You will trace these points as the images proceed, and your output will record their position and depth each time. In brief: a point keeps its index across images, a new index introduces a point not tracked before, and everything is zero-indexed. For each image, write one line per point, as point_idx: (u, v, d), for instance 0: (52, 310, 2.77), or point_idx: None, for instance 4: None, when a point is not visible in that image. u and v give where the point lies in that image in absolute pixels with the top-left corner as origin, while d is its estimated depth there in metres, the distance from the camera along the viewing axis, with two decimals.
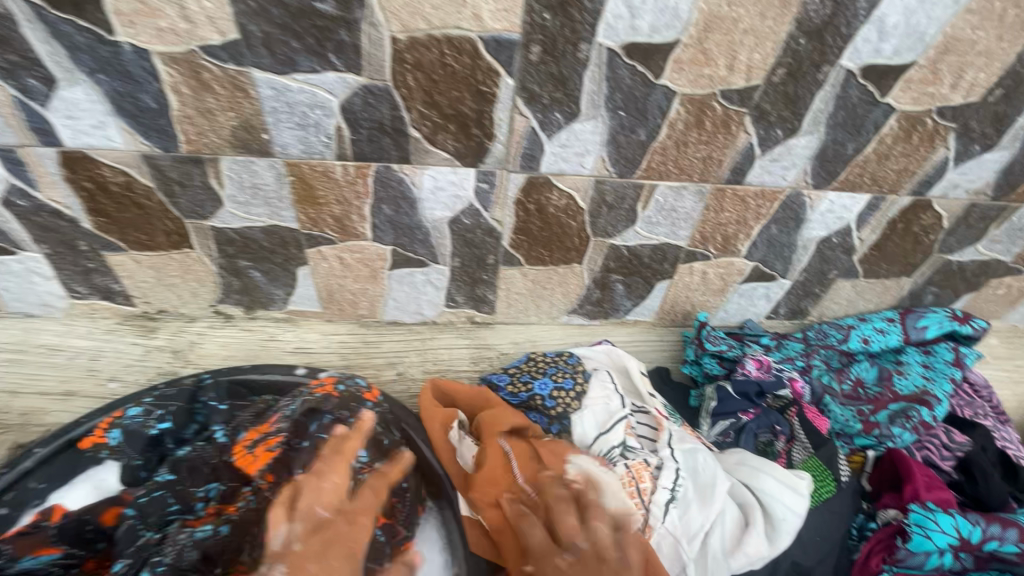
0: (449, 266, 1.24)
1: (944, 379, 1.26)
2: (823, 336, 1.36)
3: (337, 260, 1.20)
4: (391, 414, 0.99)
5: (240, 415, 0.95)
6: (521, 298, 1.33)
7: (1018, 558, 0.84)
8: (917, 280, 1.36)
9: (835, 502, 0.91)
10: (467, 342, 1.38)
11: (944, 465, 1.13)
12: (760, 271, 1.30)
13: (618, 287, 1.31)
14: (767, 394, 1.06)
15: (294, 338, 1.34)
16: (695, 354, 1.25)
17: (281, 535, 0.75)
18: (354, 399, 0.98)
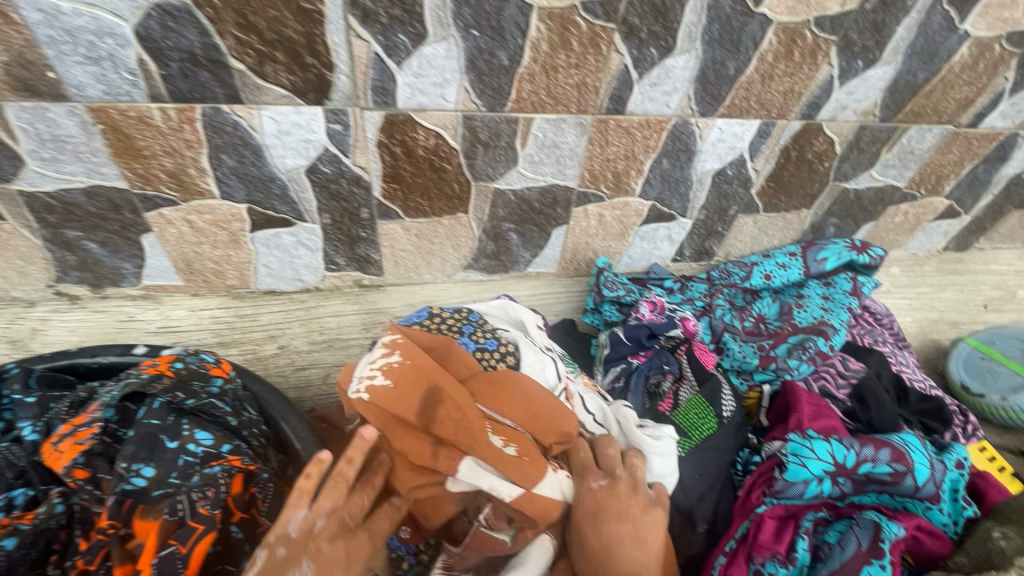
0: (319, 224, 1.11)
1: (842, 309, 1.23)
2: (727, 275, 1.32)
3: (185, 223, 1.06)
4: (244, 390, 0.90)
5: (52, 408, 0.80)
6: (409, 255, 1.22)
7: (894, 481, 0.79)
8: (817, 212, 1.33)
9: (716, 438, 0.87)
10: (357, 308, 1.27)
11: (839, 394, 1.12)
12: (658, 211, 1.24)
13: (512, 236, 1.23)
14: (659, 336, 1.02)
15: (156, 317, 1.19)
16: (594, 302, 1.20)
17: (295, 521, 0.65)
18: (199, 376, 0.84)
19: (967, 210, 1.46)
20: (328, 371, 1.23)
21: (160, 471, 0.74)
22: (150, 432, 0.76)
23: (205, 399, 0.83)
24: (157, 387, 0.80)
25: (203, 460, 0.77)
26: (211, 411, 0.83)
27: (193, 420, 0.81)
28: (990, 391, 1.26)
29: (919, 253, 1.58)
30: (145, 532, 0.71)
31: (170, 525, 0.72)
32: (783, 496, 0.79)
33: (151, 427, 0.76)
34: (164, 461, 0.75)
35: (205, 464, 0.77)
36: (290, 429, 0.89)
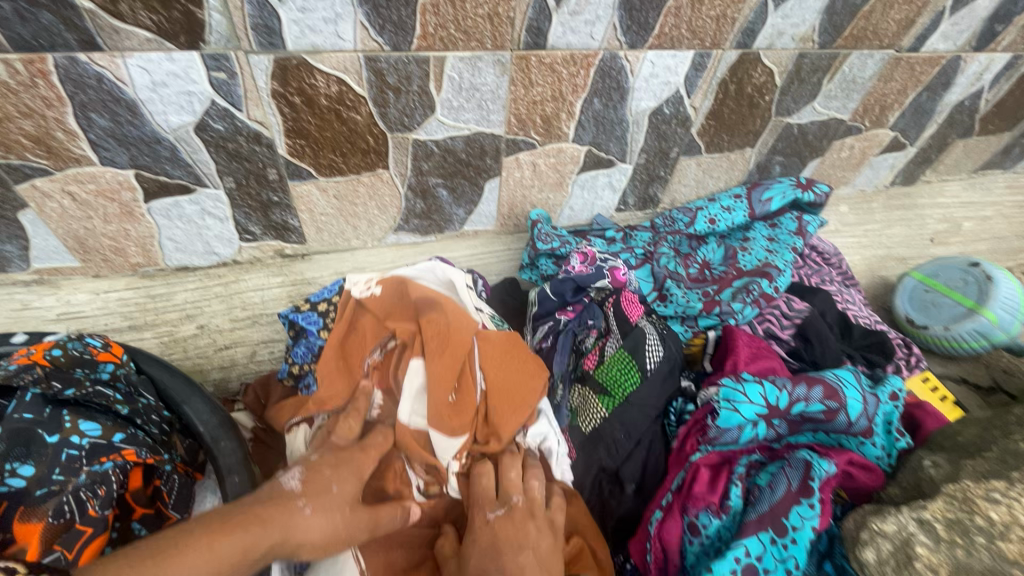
0: (223, 189, 1.01)
1: (787, 250, 1.20)
2: (671, 222, 1.28)
3: (67, 196, 0.94)
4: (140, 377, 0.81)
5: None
6: (331, 219, 1.13)
7: (827, 418, 0.76)
8: (761, 151, 1.28)
9: (640, 393, 0.80)
10: (282, 280, 1.18)
11: (783, 335, 1.10)
12: (595, 157, 1.17)
13: (442, 192, 1.14)
14: (587, 288, 0.94)
15: (55, 304, 1.08)
16: (531, 256, 1.14)
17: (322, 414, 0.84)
18: (82, 363, 0.76)
19: (913, 141, 1.43)
20: (254, 349, 1.14)
21: (41, 469, 0.68)
22: (23, 427, 0.69)
23: (88, 387, 0.75)
24: (27, 376, 0.71)
25: (91, 452, 0.70)
26: (98, 400, 0.75)
27: (75, 411, 0.73)
28: (934, 323, 1.26)
29: (867, 190, 1.56)
30: (28, 537, 0.64)
31: (56, 529, 0.65)
32: (718, 443, 0.76)
33: (23, 422, 0.69)
34: (45, 456, 0.68)
35: (94, 458, 0.70)
36: (193, 412, 0.82)
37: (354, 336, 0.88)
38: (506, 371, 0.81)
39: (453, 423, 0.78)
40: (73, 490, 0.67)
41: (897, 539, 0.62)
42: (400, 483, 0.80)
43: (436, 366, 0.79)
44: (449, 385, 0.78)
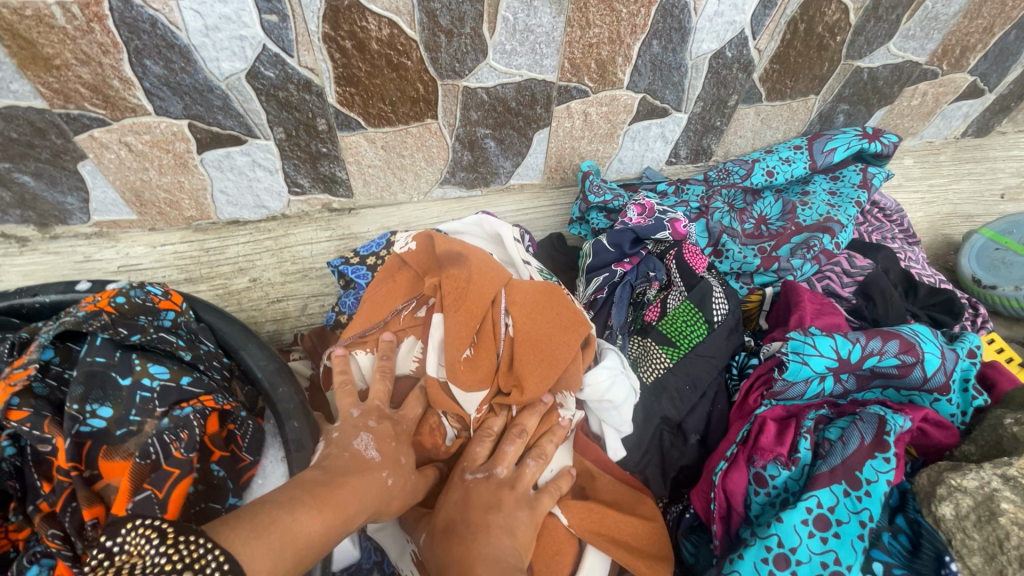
0: (273, 140, 1.00)
1: (850, 204, 1.14)
2: (726, 174, 1.22)
3: (123, 146, 0.95)
4: (197, 323, 0.82)
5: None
6: (378, 172, 1.12)
7: (900, 373, 0.74)
8: (825, 98, 1.21)
9: (705, 346, 0.80)
10: (329, 234, 1.19)
11: (844, 292, 1.07)
12: (649, 105, 1.12)
13: (490, 143, 1.11)
14: (645, 240, 0.93)
15: (115, 256, 1.11)
16: (581, 211, 1.11)
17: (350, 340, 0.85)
18: (146, 311, 0.77)
19: (991, 87, 1.33)
20: (305, 303, 1.16)
21: (119, 410, 0.69)
22: (97, 370, 0.69)
23: (154, 333, 0.75)
24: (97, 322, 0.71)
25: (163, 396, 0.71)
26: (163, 345, 0.75)
27: (144, 356, 0.73)
28: (1004, 283, 1.19)
29: (935, 141, 1.46)
30: (116, 473, 0.66)
31: (143, 471, 0.66)
32: (783, 397, 0.75)
33: (97, 365, 0.69)
34: (122, 399, 0.69)
35: (166, 401, 0.71)
36: (249, 358, 0.82)
37: (388, 286, 0.88)
38: (534, 332, 0.76)
39: (467, 379, 0.76)
40: (155, 434, 0.68)
41: (979, 494, 0.60)
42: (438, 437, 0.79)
43: (451, 321, 0.77)
44: (464, 339, 0.76)
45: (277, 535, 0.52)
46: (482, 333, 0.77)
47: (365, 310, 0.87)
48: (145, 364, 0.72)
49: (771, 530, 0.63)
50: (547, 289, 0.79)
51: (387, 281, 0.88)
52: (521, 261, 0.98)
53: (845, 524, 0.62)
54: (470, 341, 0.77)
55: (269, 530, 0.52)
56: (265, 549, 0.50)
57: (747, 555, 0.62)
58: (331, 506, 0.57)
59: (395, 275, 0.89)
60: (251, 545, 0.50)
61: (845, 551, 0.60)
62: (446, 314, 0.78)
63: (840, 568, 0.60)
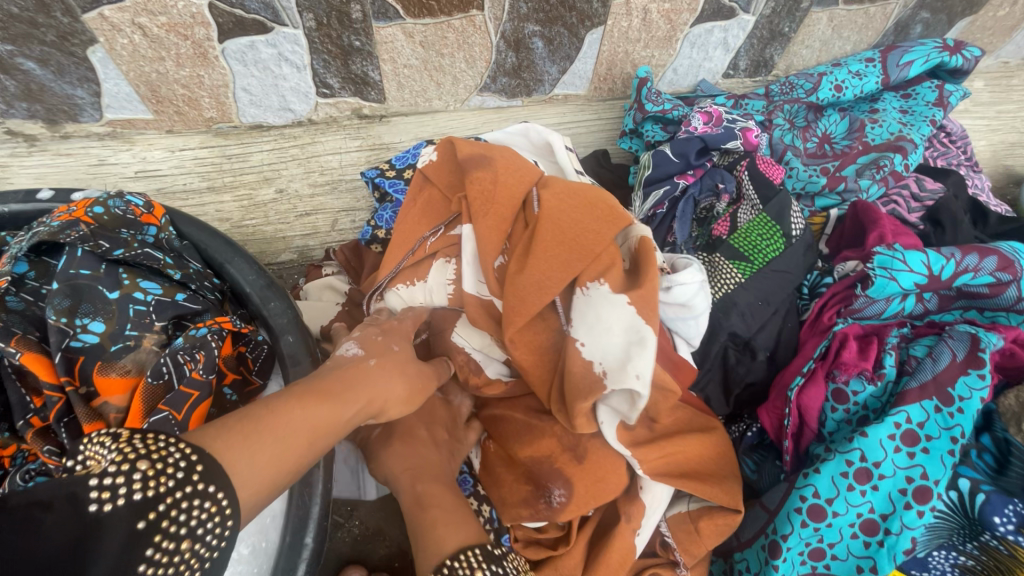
0: (302, 30, 0.90)
1: (923, 123, 1.05)
2: (789, 88, 1.12)
3: (138, 30, 0.85)
4: (182, 241, 0.75)
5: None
6: (414, 73, 1.02)
7: (990, 292, 0.69)
8: (906, 4, 1.10)
9: (782, 261, 0.76)
10: (359, 143, 1.10)
11: (910, 218, 1.00)
12: (715, 3, 1.00)
13: (538, 43, 1.01)
14: (713, 150, 0.87)
15: (131, 160, 1.04)
16: (634, 122, 1.03)
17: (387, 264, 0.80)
18: (128, 224, 0.70)
19: None
20: (334, 218, 1.11)
21: (113, 325, 0.65)
22: (82, 284, 0.65)
23: (137, 248, 0.69)
24: (73, 231, 0.66)
25: (159, 310, 0.68)
26: (149, 261, 0.69)
27: (130, 271, 0.68)
28: None
29: (1011, 62, 1.35)
30: (114, 390, 0.63)
31: (158, 390, 0.64)
32: (860, 316, 0.72)
33: (82, 278, 0.65)
34: (113, 313, 0.65)
35: (163, 315, 0.68)
36: (237, 272, 0.74)
37: (416, 207, 0.81)
38: (574, 234, 0.69)
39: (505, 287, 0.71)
40: (153, 354, 0.66)
41: None
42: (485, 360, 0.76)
43: (481, 226, 0.71)
44: (495, 246, 0.71)
45: (263, 436, 0.48)
46: (513, 237, 0.72)
47: (398, 240, 0.80)
48: (133, 276, 0.68)
49: (853, 444, 0.61)
50: (585, 198, 0.71)
51: (411, 200, 0.81)
52: (574, 172, 0.91)
53: (934, 440, 0.59)
54: (502, 248, 0.72)
55: (259, 435, 0.48)
56: (256, 453, 0.47)
57: (824, 470, 0.61)
58: (320, 404, 0.54)
59: (419, 194, 0.82)
60: (242, 452, 0.46)
61: (934, 466, 0.58)
62: (474, 221, 0.72)
63: (927, 483, 0.58)
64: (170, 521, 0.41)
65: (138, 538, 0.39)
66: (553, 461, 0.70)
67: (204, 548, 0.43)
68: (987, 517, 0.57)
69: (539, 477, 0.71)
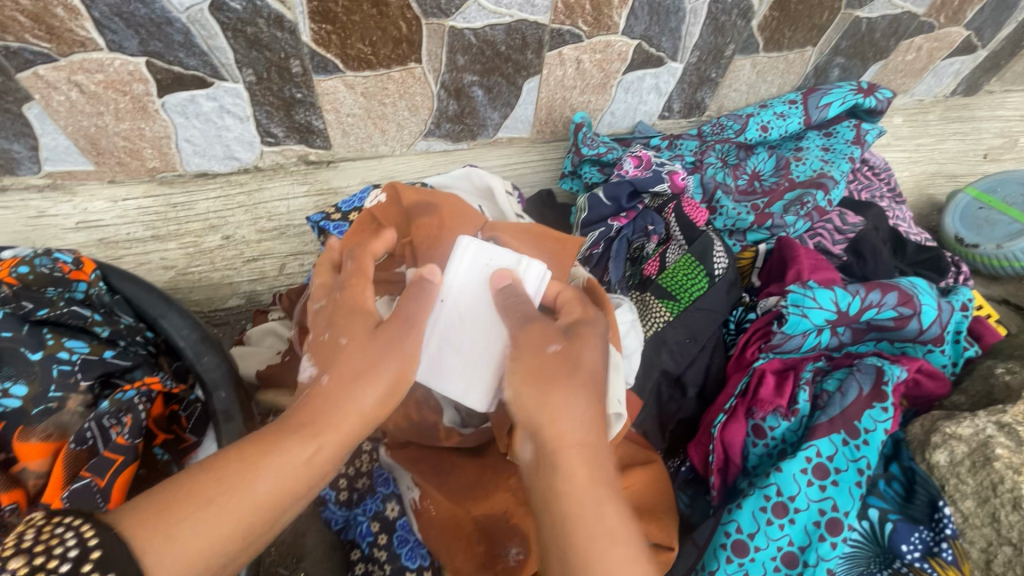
0: (243, 83, 0.92)
1: (843, 160, 1.12)
2: (720, 129, 1.18)
3: (75, 87, 0.86)
4: (113, 294, 0.74)
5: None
6: (358, 121, 1.05)
7: (896, 324, 0.73)
8: (822, 50, 1.18)
9: (706, 300, 0.79)
10: (306, 188, 1.12)
11: (834, 250, 1.05)
12: (644, 53, 1.06)
13: (477, 91, 1.05)
14: (643, 193, 0.91)
15: (72, 210, 1.03)
16: (573, 164, 1.07)
17: None
18: (54, 282, 0.71)
19: (983, 43, 1.33)
20: (282, 262, 1.11)
21: (34, 388, 0.64)
22: (4, 346, 0.65)
23: (63, 307, 0.70)
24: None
25: (85, 368, 0.68)
26: (75, 320, 0.70)
27: (54, 330, 0.69)
28: (986, 241, 1.21)
29: (925, 99, 1.45)
30: (34, 456, 0.62)
31: (80, 455, 0.63)
32: (780, 350, 0.74)
33: (3, 341, 0.65)
34: (36, 375, 0.65)
35: (90, 374, 0.68)
36: (170, 327, 0.74)
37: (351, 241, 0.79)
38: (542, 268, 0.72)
39: None
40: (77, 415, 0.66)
41: (974, 441, 0.62)
42: (427, 411, 0.74)
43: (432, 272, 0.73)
44: None
45: (185, 514, 0.45)
46: None
47: None
48: (52, 335, 0.68)
49: (770, 480, 0.63)
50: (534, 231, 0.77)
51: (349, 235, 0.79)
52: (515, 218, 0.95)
53: (843, 473, 0.62)
54: None
55: (201, 510, 0.46)
56: (189, 535, 0.45)
57: (746, 505, 0.63)
58: (258, 458, 0.49)
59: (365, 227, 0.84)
60: (163, 535, 0.44)
61: (844, 499, 0.61)
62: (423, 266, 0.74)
63: (838, 515, 0.61)
64: None
65: None
66: (509, 517, 0.73)
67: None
68: (896, 545, 0.60)
69: (494, 536, 0.73)
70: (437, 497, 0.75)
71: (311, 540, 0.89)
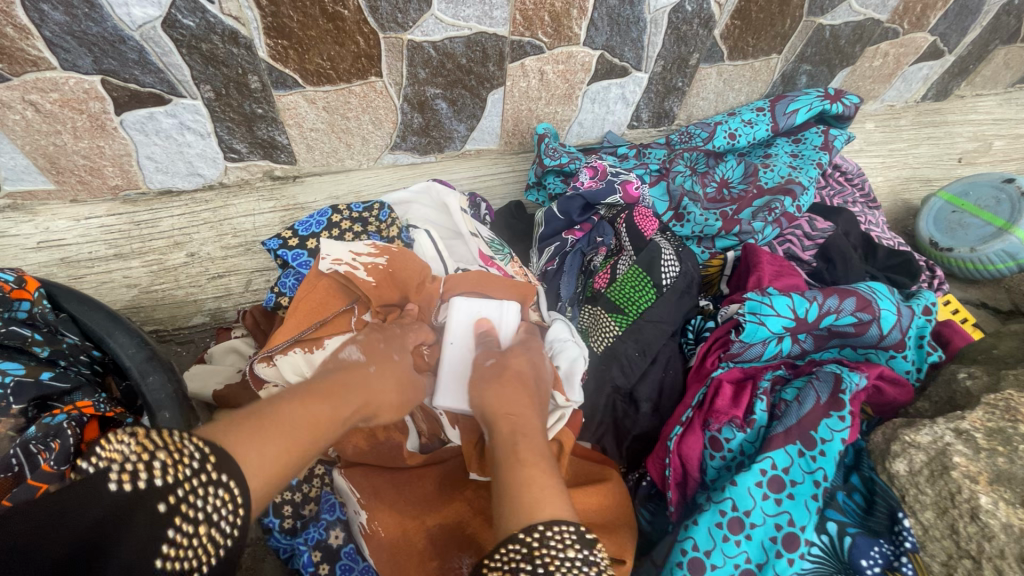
0: (201, 99, 0.92)
1: (811, 166, 1.12)
2: (687, 138, 1.18)
3: (30, 106, 0.86)
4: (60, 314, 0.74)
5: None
6: (321, 136, 1.05)
7: (855, 330, 0.72)
8: (788, 58, 1.19)
9: (654, 312, 0.77)
10: (273, 204, 1.11)
11: (804, 256, 1.05)
12: (607, 63, 1.07)
13: (441, 104, 1.05)
14: (597, 206, 0.91)
15: (34, 230, 1.02)
16: (537, 176, 1.07)
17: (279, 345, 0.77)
18: None
19: (951, 48, 1.34)
20: (248, 278, 1.10)
21: None
22: None
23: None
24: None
25: (17, 392, 0.66)
26: (12, 340, 0.68)
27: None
28: (960, 245, 1.20)
29: (896, 105, 1.46)
30: None
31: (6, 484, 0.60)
32: (740, 359, 0.73)
33: None
34: None
35: (22, 398, 0.66)
36: (115, 346, 0.73)
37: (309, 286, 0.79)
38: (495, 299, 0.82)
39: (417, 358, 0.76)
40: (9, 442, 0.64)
41: (932, 449, 0.60)
42: (392, 432, 0.76)
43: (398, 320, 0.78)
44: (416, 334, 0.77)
45: (267, 432, 0.49)
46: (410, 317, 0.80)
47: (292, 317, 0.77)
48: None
49: (726, 494, 0.61)
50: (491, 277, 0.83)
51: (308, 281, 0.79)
52: (469, 234, 0.96)
53: (799, 485, 0.61)
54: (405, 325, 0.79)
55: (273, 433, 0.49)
56: (269, 441, 0.49)
57: (701, 521, 0.61)
58: (323, 400, 0.57)
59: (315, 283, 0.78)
60: (252, 445, 0.47)
61: (799, 511, 0.60)
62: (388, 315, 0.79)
63: (794, 529, 0.60)
64: (186, 509, 0.41)
65: (159, 519, 0.39)
66: (465, 528, 0.72)
67: (215, 534, 0.42)
68: (856, 561, 0.59)
69: (447, 549, 0.71)
70: (388, 517, 0.73)
71: (270, 565, 0.87)
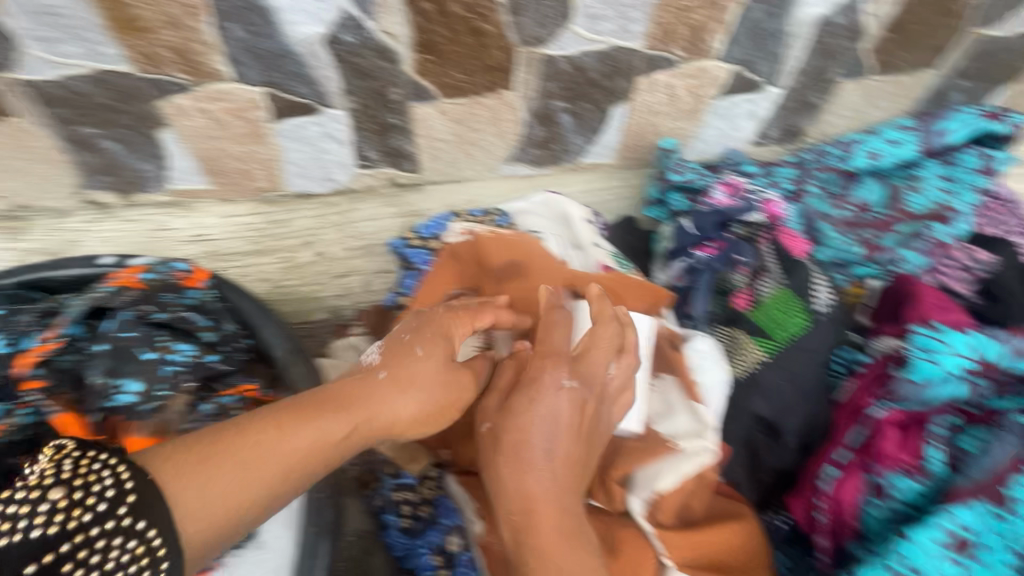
0: (346, 109, 0.98)
1: (967, 191, 1.05)
2: (821, 156, 1.10)
3: (204, 114, 0.95)
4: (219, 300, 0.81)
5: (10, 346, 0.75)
6: (447, 146, 1.08)
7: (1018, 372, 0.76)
8: (942, 73, 1.09)
9: (806, 339, 0.76)
10: (395, 210, 1.17)
11: (958, 288, 0.96)
12: (740, 78, 1.02)
13: (565, 117, 1.06)
14: (732, 222, 0.88)
15: (189, 225, 1.13)
16: (659, 191, 1.05)
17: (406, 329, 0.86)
18: (170, 287, 0.79)
19: None
20: (368, 278, 1.16)
21: (147, 385, 0.73)
22: (121, 345, 0.74)
23: (176, 312, 0.79)
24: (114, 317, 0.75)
25: (193, 369, 0.76)
26: (185, 324, 0.78)
27: (170, 333, 0.78)
28: None
29: None
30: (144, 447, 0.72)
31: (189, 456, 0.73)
32: (898, 399, 0.76)
33: (120, 340, 0.74)
34: (148, 372, 0.73)
35: (195, 375, 0.76)
36: (268, 338, 0.78)
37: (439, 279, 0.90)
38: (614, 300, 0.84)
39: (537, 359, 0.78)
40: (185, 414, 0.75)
41: None
42: None
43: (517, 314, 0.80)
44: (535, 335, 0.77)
45: (219, 470, 0.58)
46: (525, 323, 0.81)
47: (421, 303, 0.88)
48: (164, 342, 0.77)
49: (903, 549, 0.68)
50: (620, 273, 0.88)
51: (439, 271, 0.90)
52: (590, 244, 0.96)
53: (981, 542, 0.67)
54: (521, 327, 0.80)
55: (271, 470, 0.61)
56: (189, 484, 0.57)
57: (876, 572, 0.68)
58: (309, 424, 0.64)
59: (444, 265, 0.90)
60: (188, 491, 0.57)
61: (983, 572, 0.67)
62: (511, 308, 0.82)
63: None
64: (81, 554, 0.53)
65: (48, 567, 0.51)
66: None
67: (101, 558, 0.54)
68: None
69: None
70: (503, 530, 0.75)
71: (377, 560, 0.90)
